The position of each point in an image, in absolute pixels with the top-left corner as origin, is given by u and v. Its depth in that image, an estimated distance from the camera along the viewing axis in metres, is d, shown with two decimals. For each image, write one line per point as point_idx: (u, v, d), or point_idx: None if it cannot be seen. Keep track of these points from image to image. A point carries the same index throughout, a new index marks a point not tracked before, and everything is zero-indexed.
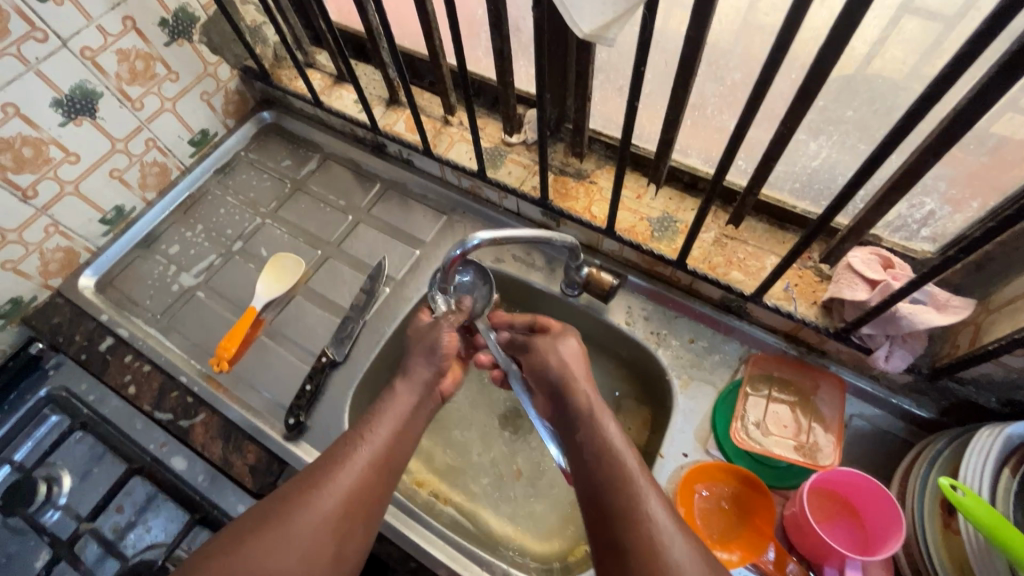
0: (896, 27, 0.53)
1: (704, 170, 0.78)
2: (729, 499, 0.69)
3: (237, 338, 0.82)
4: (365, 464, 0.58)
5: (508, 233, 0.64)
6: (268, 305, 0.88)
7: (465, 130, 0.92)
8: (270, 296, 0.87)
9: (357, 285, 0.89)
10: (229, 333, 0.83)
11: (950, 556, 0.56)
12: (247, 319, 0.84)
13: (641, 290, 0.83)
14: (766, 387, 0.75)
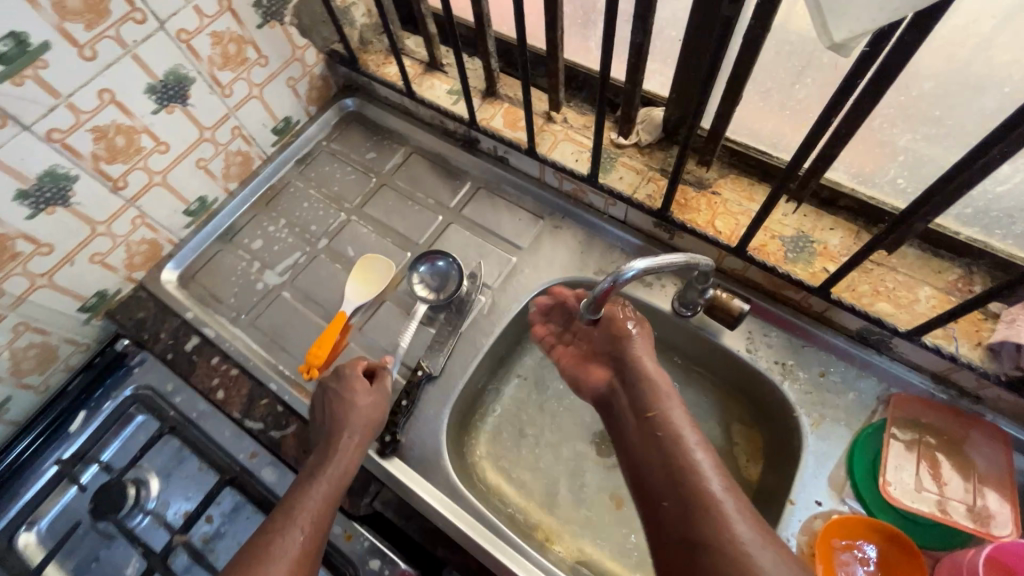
0: None
1: (891, 202, 0.67)
2: (875, 562, 0.62)
3: (327, 344, 0.77)
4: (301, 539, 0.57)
5: (663, 259, 0.59)
6: (357, 309, 0.83)
7: (569, 128, 0.85)
8: (360, 301, 0.82)
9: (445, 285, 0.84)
10: (319, 339, 0.78)
11: None
12: (336, 325, 0.78)
13: (764, 315, 0.76)
14: (917, 435, 0.67)
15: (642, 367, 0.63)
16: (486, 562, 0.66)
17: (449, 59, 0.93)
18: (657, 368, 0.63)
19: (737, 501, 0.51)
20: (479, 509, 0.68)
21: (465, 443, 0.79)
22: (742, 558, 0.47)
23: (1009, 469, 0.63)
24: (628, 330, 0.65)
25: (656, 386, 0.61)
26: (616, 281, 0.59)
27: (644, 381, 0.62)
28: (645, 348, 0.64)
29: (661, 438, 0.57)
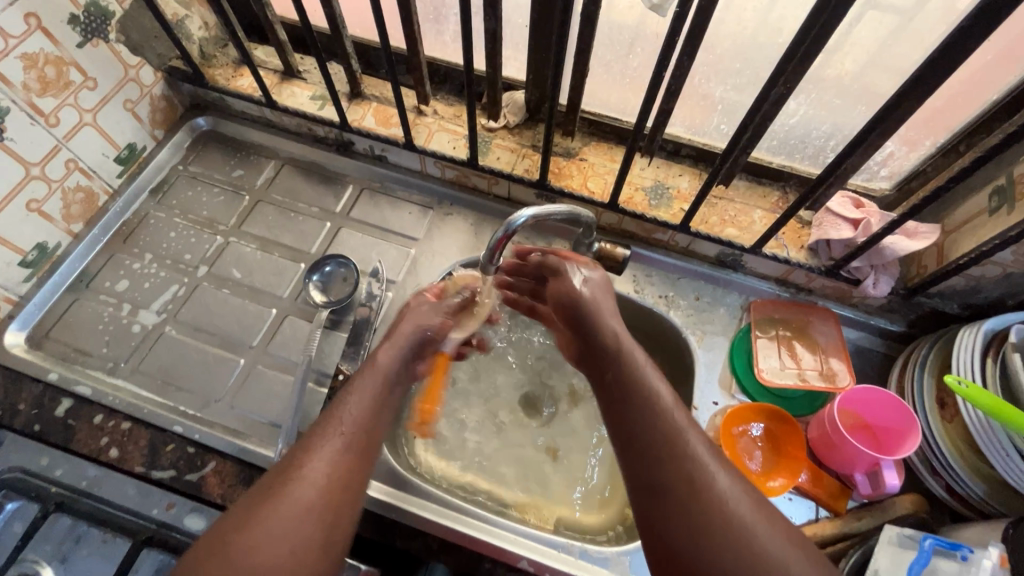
0: (858, 20, 0.63)
1: (715, 145, 0.82)
2: (763, 436, 0.76)
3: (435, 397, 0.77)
4: (337, 453, 0.53)
5: (547, 208, 0.66)
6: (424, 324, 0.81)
7: (442, 119, 0.89)
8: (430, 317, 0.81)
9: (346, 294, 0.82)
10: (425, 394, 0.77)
11: (954, 444, 0.65)
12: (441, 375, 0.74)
13: (643, 258, 0.87)
14: (772, 328, 0.82)
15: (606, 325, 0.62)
16: (449, 537, 0.67)
17: (306, 66, 0.92)
18: (620, 325, 0.62)
19: (705, 437, 0.53)
20: (429, 489, 0.69)
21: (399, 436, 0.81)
22: (710, 491, 0.49)
23: (841, 338, 0.80)
24: (579, 291, 0.65)
25: (617, 338, 0.61)
26: (509, 232, 0.65)
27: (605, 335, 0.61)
28: (598, 296, 0.65)
29: (621, 385, 0.57)
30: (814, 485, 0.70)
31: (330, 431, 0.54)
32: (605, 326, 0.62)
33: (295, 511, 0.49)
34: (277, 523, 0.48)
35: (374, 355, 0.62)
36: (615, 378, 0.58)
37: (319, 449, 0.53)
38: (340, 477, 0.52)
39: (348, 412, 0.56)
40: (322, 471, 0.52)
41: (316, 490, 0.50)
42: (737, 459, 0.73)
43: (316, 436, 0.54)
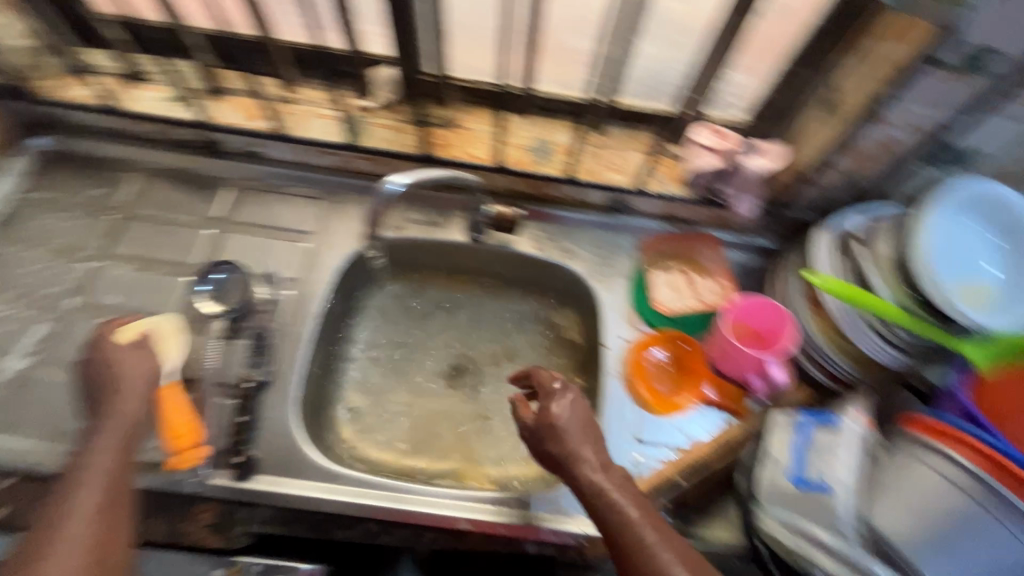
0: None
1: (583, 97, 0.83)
2: (669, 360, 0.82)
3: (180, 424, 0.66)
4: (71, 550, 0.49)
5: (425, 174, 0.68)
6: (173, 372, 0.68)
7: (313, 104, 0.85)
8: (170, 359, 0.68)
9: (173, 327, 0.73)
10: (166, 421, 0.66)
11: (825, 334, 0.73)
12: (173, 397, 0.67)
13: (535, 216, 0.89)
14: (663, 262, 0.88)
15: (570, 446, 0.58)
16: (390, 517, 0.67)
17: (153, 66, 0.85)
18: (586, 441, 0.59)
19: (673, 549, 0.51)
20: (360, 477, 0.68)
21: (320, 426, 0.81)
22: None
23: (724, 259, 0.87)
24: (546, 417, 0.60)
25: (583, 458, 0.57)
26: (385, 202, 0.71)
27: (569, 456, 0.58)
28: (576, 431, 0.59)
29: (599, 514, 0.55)
30: (717, 396, 0.78)
31: (64, 521, 0.50)
32: (579, 472, 0.57)
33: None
34: None
35: (93, 433, 0.56)
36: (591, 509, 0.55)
37: (66, 518, 0.50)
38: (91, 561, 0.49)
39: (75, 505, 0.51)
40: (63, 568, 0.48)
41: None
42: (648, 385, 0.78)
43: (47, 512, 0.51)
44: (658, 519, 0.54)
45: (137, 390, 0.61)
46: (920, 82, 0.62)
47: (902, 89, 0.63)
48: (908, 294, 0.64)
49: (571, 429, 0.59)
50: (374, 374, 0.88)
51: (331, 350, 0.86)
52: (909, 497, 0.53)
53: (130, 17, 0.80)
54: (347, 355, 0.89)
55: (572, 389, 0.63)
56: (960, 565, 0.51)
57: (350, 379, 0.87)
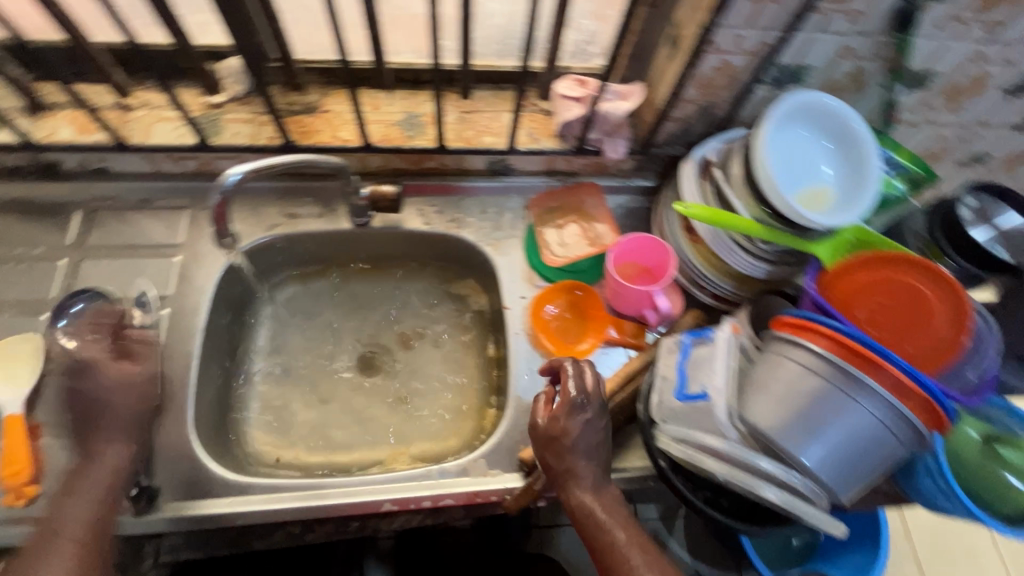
0: None
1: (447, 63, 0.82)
2: (570, 310, 0.84)
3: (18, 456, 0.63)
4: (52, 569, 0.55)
5: (265, 162, 0.65)
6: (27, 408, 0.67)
7: (156, 108, 0.79)
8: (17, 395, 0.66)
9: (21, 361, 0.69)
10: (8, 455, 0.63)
11: (703, 257, 0.78)
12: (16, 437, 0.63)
13: (418, 191, 0.88)
14: (551, 218, 0.90)
15: (574, 463, 0.62)
16: (309, 515, 0.66)
17: None
18: (590, 461, 0.63)
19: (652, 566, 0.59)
20: (274, 483, 0.67)
21: (229, 443, 0.78)
22: None
23: (607, 205, 0.90)
24: (562, 433, 0.62)
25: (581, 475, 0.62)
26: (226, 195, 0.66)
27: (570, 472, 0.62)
28: (580, 449, 0.63)
29: (587, 526, 0.61)
30: (619, 334, 0.81)
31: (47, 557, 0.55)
32: (576, 489, 0.62)
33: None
34: None
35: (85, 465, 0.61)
36: (583, 520, 0.61)
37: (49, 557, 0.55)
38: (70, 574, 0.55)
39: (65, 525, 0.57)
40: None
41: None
42: (553, 337, 0.81)
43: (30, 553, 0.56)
44: (642, 536, 0.61)
45: (127, 417, 0.65)
46: (734, 5, 0.64)
47: (721, 13, 0.64)
48: (760, 208, 0.68)
49: (580, 447, 0.62)
50: (284, 378, 0.86)
51: (229, 362, 0.82)
52: (772, 388, 0.57)
53: None
54: (251, 364, 0.86)
55: (593, 405, 0.64)
56: (823, 440, 0.55)
57: (257, 388, 0.84)
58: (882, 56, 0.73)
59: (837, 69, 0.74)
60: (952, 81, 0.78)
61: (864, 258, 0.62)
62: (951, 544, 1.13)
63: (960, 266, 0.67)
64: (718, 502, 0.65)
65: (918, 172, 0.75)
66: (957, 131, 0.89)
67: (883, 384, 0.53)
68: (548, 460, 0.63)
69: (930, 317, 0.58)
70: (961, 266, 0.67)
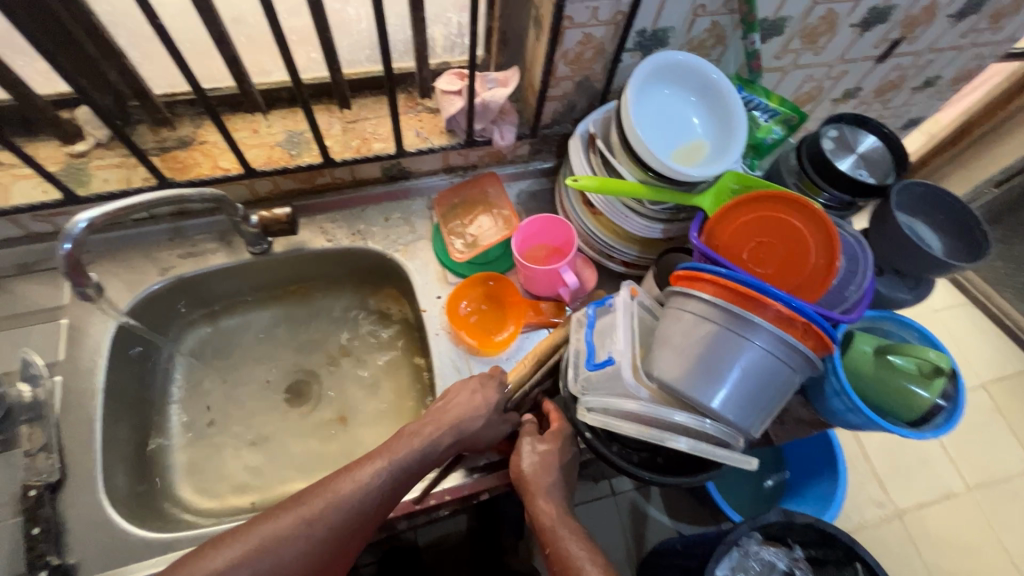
0: None
1: (320, 76, 0.81)
2: (488, 301, 0.85)
3: None
4: (384, 478, 0.59)
5: (117, 204, 0.60)
6: None
7: (12, 168, 0.75)
8: None
9: None
10: None
11: (605, 228, 0.80)
12: None
13: (317, 209, 0.87)
14: (458, 214, 0.90)
15: (537, 474, 0.64)
16: None
17: None
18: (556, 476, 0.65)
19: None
20: (204, 531, 0.65)
21: (156, 501, 0.74)
22: None
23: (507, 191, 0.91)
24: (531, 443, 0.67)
25: (544, 486, 0.64)
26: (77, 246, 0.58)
27: (533, 481, 0.64)
28: (547, 462, 0.65)
29: (547, 536, 0.61)
30: (539, 315, 0.81)
31: (270, 541, 0.53)
32: (539, 499, 0.63)
33: (292, 554, 0.53)
34: (288, 545, 0.53)
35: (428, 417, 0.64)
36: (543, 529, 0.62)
37: (362, 483, 0.58)
38: (318, 516, 0.55)
39: (445, 424, 0.63)
40: (347, 494, 0.57)
41: (330, 527, 0.55)
42: (472, 332, 0.81)
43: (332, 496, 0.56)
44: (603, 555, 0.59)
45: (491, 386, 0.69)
46: None
47: None
48: (645, 172, 0.70)
49: (547, 459, 0.65)
50: (210, 421, 0.83)
51: (145, 417, 0.79)
52: (673, 342, 0.59)
53: None
54: (172, 414, 0.82)
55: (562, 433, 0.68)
56: (727, 383, 0.56)
57: (183, 437, 0.81)
58: (733, 9, 0.75)
59: (695, 27, 0.77)
60: (805, 24, 0.82)
61: (737, 202, 0.64)
62: (904, 461, 1.18)
63: (834, 196, 0.70)
64: (655, 461, 0.66)
65: (790, 114, 0.78)
66: (823, 70, 0.94)
67: (770, 319, 0.55)
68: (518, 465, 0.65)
69: (806, 255, 0.62)
70: (834, 195, 0.70)
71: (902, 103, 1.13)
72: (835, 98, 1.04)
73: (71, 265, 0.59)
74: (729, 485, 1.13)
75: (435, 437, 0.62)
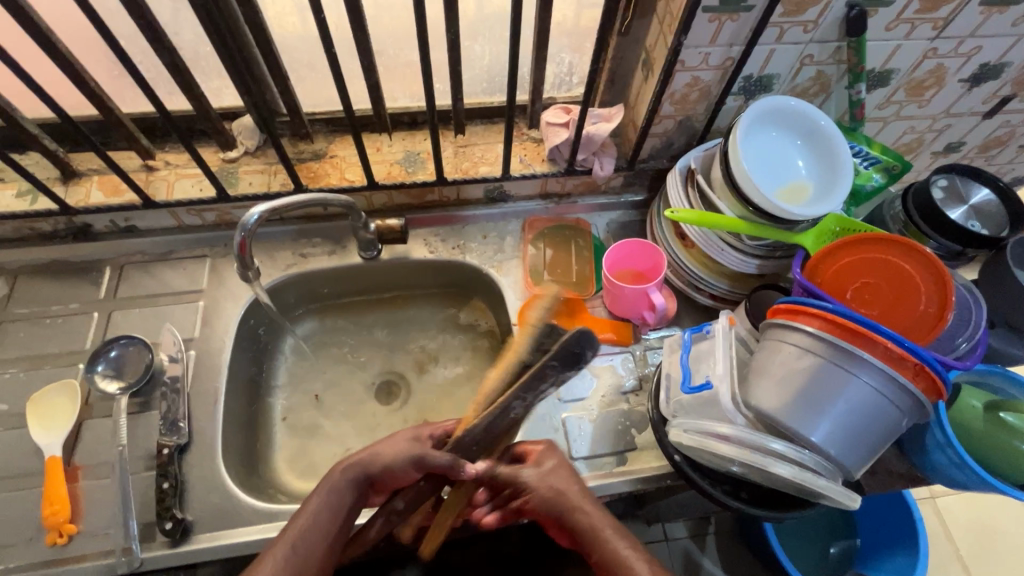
0: None
1: (443, 103, 0.90)
2: (556, 315, 0.88)
3: (59, 492, 0.67)
4: (308, 544, 0.56)
5: (280, 201, 0.71)
6: (68, 447, 0.71)
7: (176, 168, 0.86)
8: (59, 437, 0.71)
9: (68, 403, 0.73)
10: (44, 498, 0.67)
11: (696, 260, 0.82)
12: (56, 477, 0.68)
13: (425, 223, 0.94)
14: (547, 238, 0.95)
15: (558, 492, 0.61)
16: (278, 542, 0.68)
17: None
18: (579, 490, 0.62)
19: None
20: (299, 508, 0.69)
21: (258, 477, 0.80)
22: None
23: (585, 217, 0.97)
24: (539, 465, 0.63)
25: (565, 496, 0.61)
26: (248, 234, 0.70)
27: (553, 497, 0.61)
28: (556, 477, 0.62)
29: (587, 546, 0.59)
30: (618, 335, 0.84)
31: None
32: (572, 509, 0.60)
33: None
34: None
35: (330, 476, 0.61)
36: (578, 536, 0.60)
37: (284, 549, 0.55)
38: None
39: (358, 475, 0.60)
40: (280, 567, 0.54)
41: None
42: None
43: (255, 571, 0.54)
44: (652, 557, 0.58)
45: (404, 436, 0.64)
46: (695, 26, 0.69)
47: (684, 35, 0.70)
48: (745, 208, 0.72)
49: (556, 476, 0.62)
50: (306, 409, 0.90)
51: (254, 397, 0.86)
52: (773, 373, 0.60)
53: None
54: (274, 398, 0.89)
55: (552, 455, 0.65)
56: (829, 417, 0.56)
57: (282, 421, 0.88)
58: (841, 60, 0.78)
59: (801, 75, 0.80)
60: (912, 76, 0.83)
61: (838, 244, 0.66)
62: (996, 543, 1.09)
63: (943, 244, 0.70)
64: (739, 495, 0.66)
65: (892, 163, 0.79)
66: (926, 122, 0.94)
67: (878, 357, 0.55)
68: (534, 483, 0.62)
69: (915, 300, 0.62)
70: (941, 243, 0.70)
71: (1005, 161, 1.10)
72: (934, 152, 1.03)
73: (241, 253, 0.72)
74: (792, 543, 1.08)
75: (344, 482, 0.60)
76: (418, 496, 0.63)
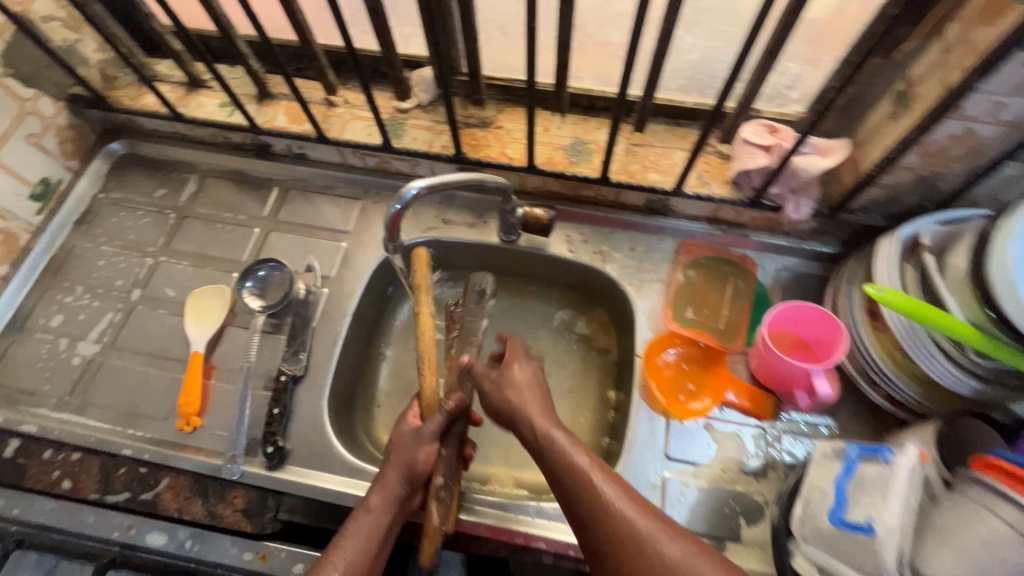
0: None
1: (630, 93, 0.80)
2: (687, 359, 0.78)
3: (193, 389, 0.74)
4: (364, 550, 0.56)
5: (441, 177, 0.68)
6: (210, 346, 0.79)
7: (353, 108, 0.88)
8: (206, 335, 0.78)
9: (219, 307, 0.80)
10: (182, 388, 0.75)
11: (885, 351, 0.66)
12: (195, 372, 0.75)
13: (573, 218, 0.86)
14: (701, 268, 0.83)
15: (519, 394, 0.60)
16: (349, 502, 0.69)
17: (210, 75, 0.91)
18: (537, 391, 0.61)
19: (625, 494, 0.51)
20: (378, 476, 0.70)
21: (353, 421, 0.83)
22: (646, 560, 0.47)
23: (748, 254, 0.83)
24: (512, 369, 0.63)
25: (525, 394, 0.60)
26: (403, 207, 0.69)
27: (513, 397, 0.60)
28: (521, 380, 0.62)
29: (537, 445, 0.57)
30: (754, 407, 0.73)
31: None
32: (529, 409, 0.59)
33: None
34: None
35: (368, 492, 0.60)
36: (531, 436, 0.58)
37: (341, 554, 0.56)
38: None
39: (393, 485, 0.60)
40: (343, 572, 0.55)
41: None
42: (663, 384, 0.76)
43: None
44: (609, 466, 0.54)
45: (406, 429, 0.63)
46: (1002, 67, 0.52)
47: (980, 77, 0.52)
48: (983, 312, 0.56)
49: (520, 375, 0.62)
50: (408, 369, 0.90)
51: (367, 345, 0.88)
52: (961, 545, 0.46)
53: (204, 29, 0.86)
54: (384, 350, 0.91)
55: (521, 355, 0.65)
56: None
57: (385, 374, 0.90)
58: None
59: None
60: None
61: None
62: None
63: None
64: None
65: None
66: None
67: None
68: (509, 376, 0.62)
69: None
70: None
71: None
72: None
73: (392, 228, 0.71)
74: None
75: (389, 495, 0.59)
76: (450, 465, 0.63)
